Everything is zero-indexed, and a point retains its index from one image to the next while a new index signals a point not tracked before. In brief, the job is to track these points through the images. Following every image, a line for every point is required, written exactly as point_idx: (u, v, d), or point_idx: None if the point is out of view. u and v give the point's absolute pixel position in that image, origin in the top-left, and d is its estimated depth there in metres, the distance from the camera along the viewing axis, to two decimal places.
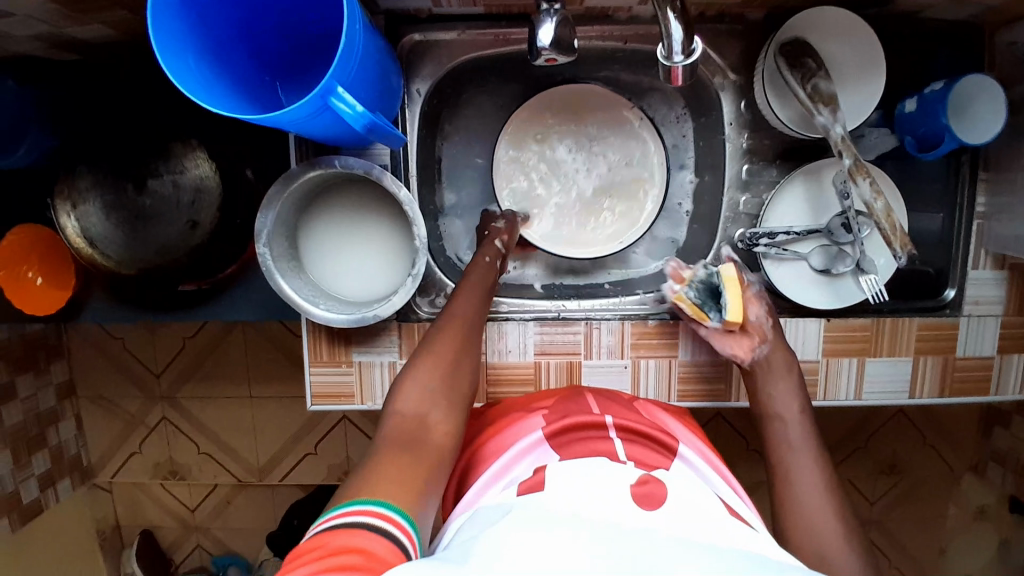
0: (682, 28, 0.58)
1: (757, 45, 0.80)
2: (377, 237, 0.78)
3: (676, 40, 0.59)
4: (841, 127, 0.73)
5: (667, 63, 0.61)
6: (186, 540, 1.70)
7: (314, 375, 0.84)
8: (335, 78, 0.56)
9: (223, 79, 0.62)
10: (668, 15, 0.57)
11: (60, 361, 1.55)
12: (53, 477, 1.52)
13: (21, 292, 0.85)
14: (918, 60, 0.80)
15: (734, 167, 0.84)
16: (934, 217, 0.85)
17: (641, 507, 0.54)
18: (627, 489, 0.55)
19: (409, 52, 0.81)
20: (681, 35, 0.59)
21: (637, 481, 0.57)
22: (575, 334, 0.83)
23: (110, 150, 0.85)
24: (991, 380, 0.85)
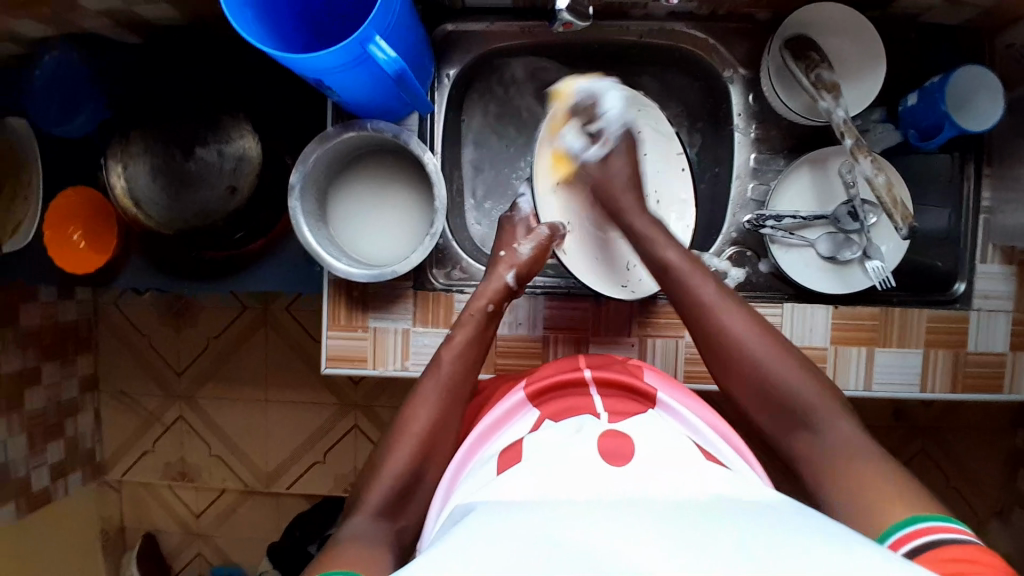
0: None
1: (764, 43, 0.86)
2: (400, 205, 0.83)
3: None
4: (843, 112, 0.78)
5: None
6: (187, 547, 1.66)
7: (332, 337, 0.86)
8: (374, 28, 0.62)
9: (274, 41, 0.68)
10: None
11: (86, 354, 1.59)
12: (65, 468, 1.53)
13: (65, 251, 0.90)
14: (917, 62, 0.85)
15: (742, 156, 0.88)
16: (940, 212, 0.87)
17: (609, 465, 0.58)
18: (596, 445, 0.60)
19: (443, 40, 0.88)
20: None
21: (605, 435, 0.62)
22: (585, 308, 0.86)
23: (163, 120, 0.92)
24: (1005, 378, 0.84)
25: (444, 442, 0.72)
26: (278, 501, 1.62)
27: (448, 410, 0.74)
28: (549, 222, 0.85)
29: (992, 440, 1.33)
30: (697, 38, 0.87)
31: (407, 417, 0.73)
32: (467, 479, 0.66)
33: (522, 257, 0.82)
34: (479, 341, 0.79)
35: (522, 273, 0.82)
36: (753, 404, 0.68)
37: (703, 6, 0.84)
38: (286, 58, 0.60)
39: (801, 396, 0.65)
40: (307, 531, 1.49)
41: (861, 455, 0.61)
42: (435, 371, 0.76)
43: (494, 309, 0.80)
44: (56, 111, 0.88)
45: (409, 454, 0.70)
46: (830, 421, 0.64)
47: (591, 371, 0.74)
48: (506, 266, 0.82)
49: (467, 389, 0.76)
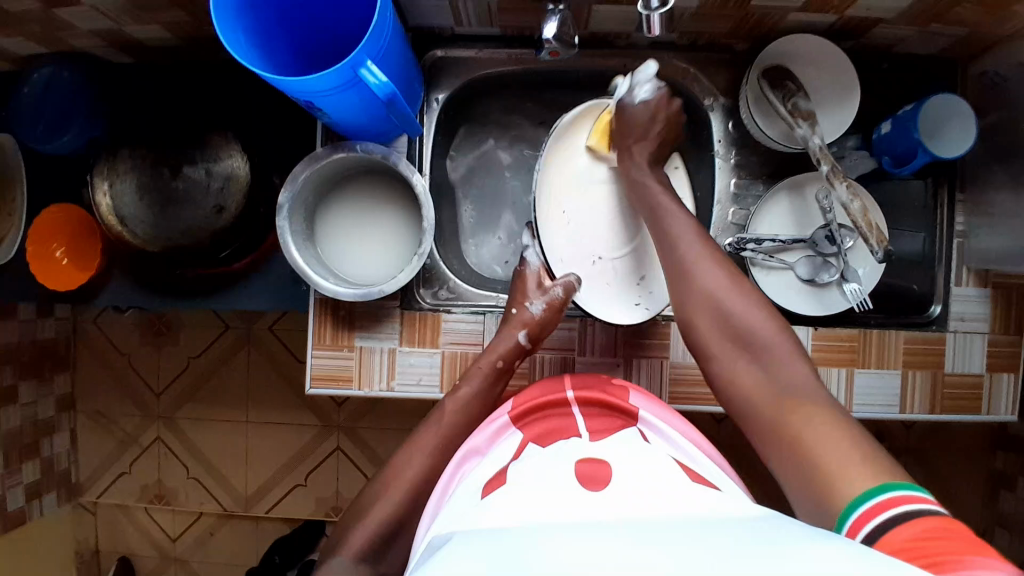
0: None
1: (743, 73, 0.89)
2: (388, 227, 0.84)
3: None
4: (819, 139, 0.80)
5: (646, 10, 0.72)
6: (164, 572, 1.62)
7: (316, 357, 0.86)
8: (365, 53, 0.64)
9: (265, 63, 0.69)
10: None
11: (65, 373, 1.57)
12: (40, 489, 1.49)
13: (48, 268, 0.90)
14: (889, 93, 0.88)
15: (723, 181, 0.90)
16: (915, 237, 0.89)
17: (586, 490, 0.59)
18: (575, 472, 0.61)
19: (431, 66, 0.90)
20: None
21: (583, 462, 0.62)
22: (570, 329, 0.87)
23: (152, 139, 0.92)
24: (982, 398, 0.85)
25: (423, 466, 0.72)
26: (259, 525, 1.59)
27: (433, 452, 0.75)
28: (564, 283, 0.84)
29: (970, 461, 1.35)
30: (679, 67, 0.89)
31: (401, 460, 0.75)
32: (449, 504, 0.67)
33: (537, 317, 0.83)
34: (486, 394, 0.81)
35: (534, 333, 0.83)
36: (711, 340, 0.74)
37: (684, 35, 0.86)
38: (279, 82, 0.61)
39: (743, 315, 0.72)
40: (287, 556, 1.48)
41: (800, 392, 0.67)
42: (435, 421, 0.79)
43: (503, 366, 0.82)
44: (43, 129, 0.88)
45: (396, 492, 0.73)
46: (782, 364, 0.70)
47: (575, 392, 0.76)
48: (518, 326, 0.83)
49: (459, 437, 0.78)
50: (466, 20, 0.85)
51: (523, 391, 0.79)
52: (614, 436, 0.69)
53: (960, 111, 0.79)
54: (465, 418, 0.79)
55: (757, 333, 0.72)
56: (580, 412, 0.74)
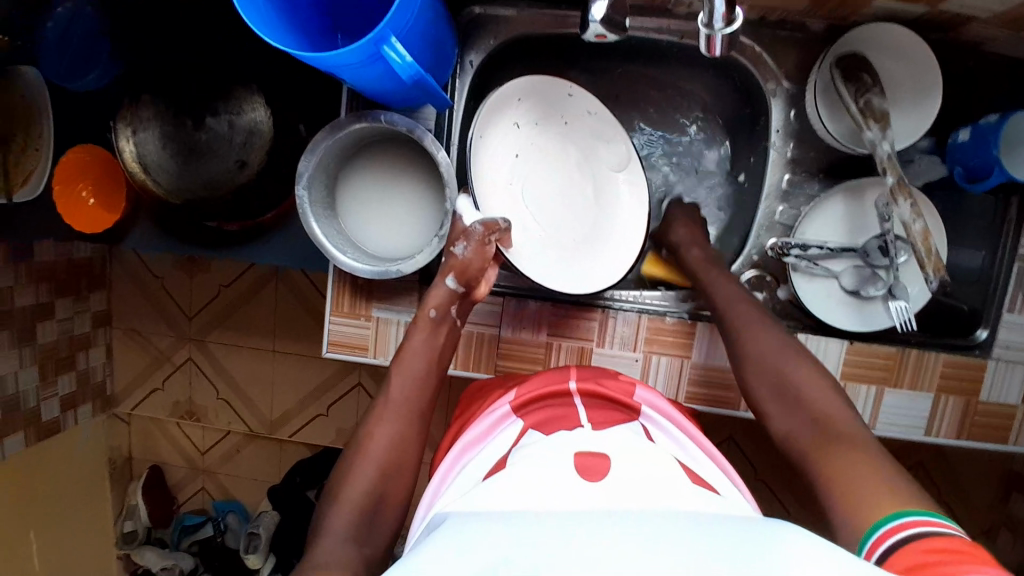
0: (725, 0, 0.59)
1: (813, 56, 0.80)
2: (411, 202, 0.80)
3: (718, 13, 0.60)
4: (888, 146, 0.73)
5: (707, 31, 0.62)
6: (192, 482, 1.72)
7: (334, 323, 0.86)
8: (391, 27, 0.58)
9: (287, 22, 0.64)
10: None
11: (100, 291, 1.61)
12: (76, 400, 1.57)
13: (74, 208, 0.90)
14: (973, 94, 0.79)
15: (774, 176, 0.84)
16: (974, 254, 0.83)
17: (582, 479, 0.58)
18: (570, 461, 0.60)
19: (469, 24, 0.83)
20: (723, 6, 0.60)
21: (580, 454, 0.61)
22: (591, 320, 0.84)
23: (176, 86, 0.90)
24: (1013, 430, 0.82)
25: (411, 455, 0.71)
26: (281, 449, 1.67)
27: (402, 423, 0.72)
28: (482, 218, 0.75)
29: (991, 462, 1.32)
30: (742, 44, 0.81)
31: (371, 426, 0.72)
32: (449, 491, 0.67)
33: (462, 258, 0.77)
34: (432, 345, 0.77)
35: (462, 275, 0.77)
36: (760, 383, 0.70)
37: (752, 9, 0.78)
38: (295, 55, 0.57)
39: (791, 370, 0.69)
40: (307, 479, 1.57)
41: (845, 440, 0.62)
42: (400, 371, 0.75)
43: (438, 316, 0.78)
44: (63, 66, 0.84)
45: (375, 455, 0.69)
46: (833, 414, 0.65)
47: (576, 383, 0.75)
48: (447, 270, 0.78)
49: (423, 406, 0.74)
50: None
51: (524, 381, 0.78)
52: (616, 428, 0.68)
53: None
54: (423, 379, 0.75)
55: (806, 385, 0.68)
56: (582, 403, 0.73)
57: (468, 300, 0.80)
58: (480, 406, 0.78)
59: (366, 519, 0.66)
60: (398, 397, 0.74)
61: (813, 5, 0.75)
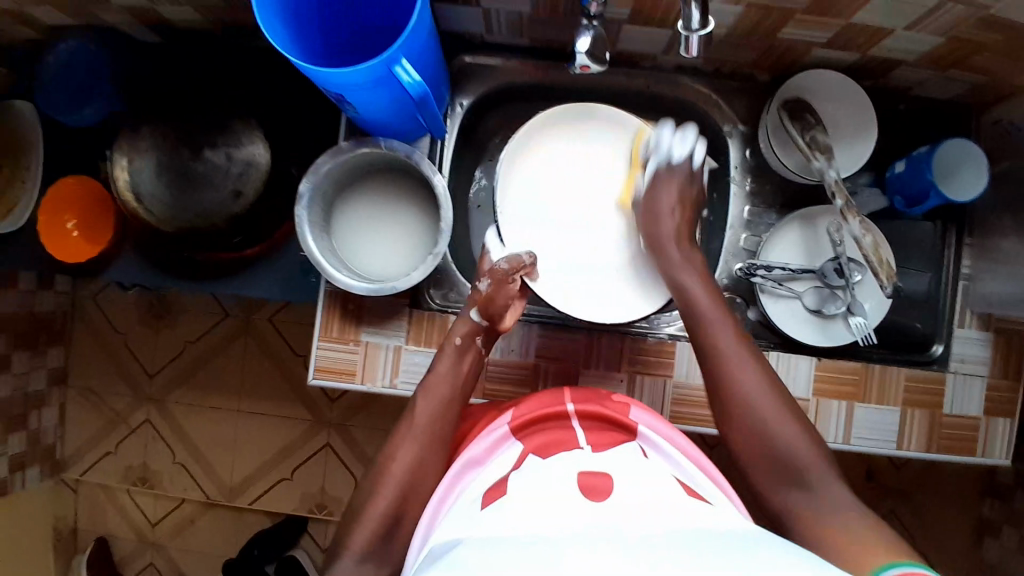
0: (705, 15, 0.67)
1: (763, 103, 0.91)
2: (402, 227, 0.84)
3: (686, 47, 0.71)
4: (835, 173, 0.81)
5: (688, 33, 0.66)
6: (140, 556, 1.59)
7: (321, 349, 0.86)
8: (401, 51, 0.64)
9: (300, 49, 0.69)
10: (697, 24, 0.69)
11: (58, 347, 1.56)
12: (24, 461, 1.47)
13: (58, 238, 0.90)
14: (904, 135, 0.90)
15: (737, 207, 0.91)
16: (922, 276, 0.90)
17: (588, 499, 0.59)
18: (576, 481, 0.61)
19: (459, 70, 0.91)
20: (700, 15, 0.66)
21: (584, 476, 0.62)
22: (575, 342, 0.87)
23: (175, 119, 0.91)
24: (977, 441, 0.86)
25: (431, 481, 0.72)
26: (241, 517, 1.58)
27: (426, 447, 0.73)
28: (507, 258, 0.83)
29: (959, 506, 1.36)
30: (703, 92, 0.91)
31: (390, 452, 0.74)
32: (450, 516, 0.65)
33: (485, 292, 0.81)
34: (456, 372, 0.79)
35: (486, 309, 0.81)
36: (746, 451, 0.69)
37: (710, 61, 0.88)
38: (313, 72, 0.62)
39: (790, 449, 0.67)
40: (267, 552, 1.50)
41: (841, 519, 0.63)
42: (408, 423, 0.75)
43: (463, 343, 0.80)
44: (67, 99, 0.89)
45: (401, 474, 0.72)
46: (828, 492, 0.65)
47: (574, 405, 0.76)
48: (471, 304, 0.82)
49: (446, 429, 0.76)
50: (497, 30, 0.86)
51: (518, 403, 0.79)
52: (618, 449, 0.69)
53: (979, 173, 0.80)
54: (448, 407, 0.77)
55: (797, 450, 0.67)
56: (580, 425, 0.74)
57: (494, 332, 0.83)
58: (476, 427, 0.77)
59: (372, 557, 0.68)
60: (424, 425, 0.75)
61: (762, 58, 0.86)
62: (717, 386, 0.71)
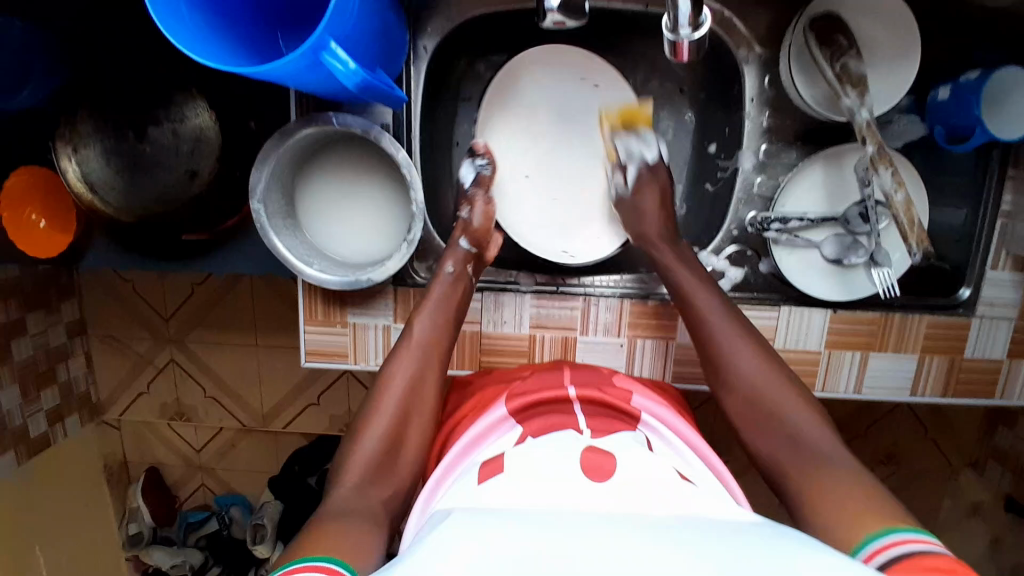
0: (690, 1, 0.55)
1: (784, 17, 0.76)
2: (371, 207, 0.77)
3: (684, 14, 0.56)
4: (867, 112, 0.69)
5: (672, 36, 0.57)
6: (191, 479, 1.63)
7: (309, 333, 0.84)
8: (328, 32, 0.54)
9: (220, 28, 0.58)
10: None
11: (71, 300, 1.46)
12: (62, 413, 1.45)
13: (25, 233, 0.84)
14: (951, 47, 0.76)
15: (752, 146, 0.80)
16: (956, 213, 0.81)
17: (587, 478, 0.55)
18: (577, 459, 0.57)
19: (417, 5, 0.77)
20: (689, 7, 0.56)
21: (586, 450, 0.58)
22: (572, 309, 0.82)
23: (109, 99, 0.83)
24: (998, 384, 0.83)
25: (428, 398, 0.70)
26: (278, 440, 1.58)
27: (425, 361, 0.71)
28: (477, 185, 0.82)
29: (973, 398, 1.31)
30: (712, 8, 0.76)
31: (388, 371, 0.70)
32: (446, 495, 0.59)
33: (468, 220, 0.80)
34: (448, 298, 0.76)
35: (475, 236, 0.80)
36: (764, 439, 0.65)
37: None
38: (234, 71, 0.52)
39: (803, 434, 0.63)
40: (305, 465, 1.50)
41: (837, 474, 0.58)
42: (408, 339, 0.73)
43: (455, 272, 0.77)
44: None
45: (402, 378, 0.70)
46: (829, 456, 0.61)
47: (575, 389, 0.69)
48: (458, 231, 0.79)
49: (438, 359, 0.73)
50: None
51: (519, 382, 0.73)
52: (618, 434, 0.63)
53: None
54: (439, 339, 0.74)
55: (806, 429, 0.64)
56: (582, 410, 0.67)
57: (481, 261, 0.81)
58: (471, 408, 0.72)
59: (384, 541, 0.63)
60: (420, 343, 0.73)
61: None
62: (722, 372, 0.70)
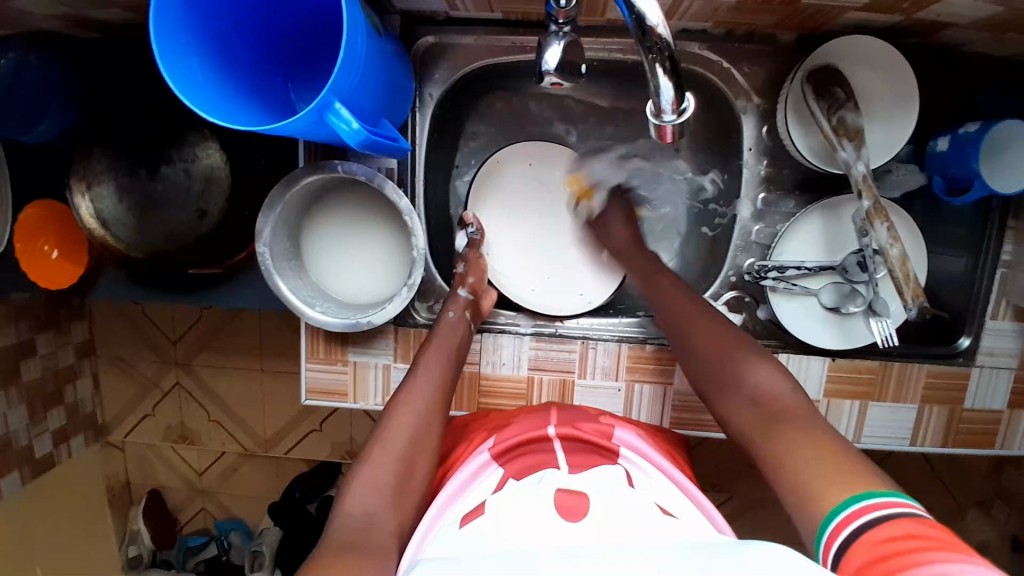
0: (674, 85, 0.51)
1: (782, 68, 0.77)
2: (372, 248, 0.78)
3: (666, 99, 0.51)
4: (862, 166, 0.71)
5: (657, 121, 0.54)
6: (192, 503, 1.62)
7: (310, 370, 0.84)
8: (334, 92, 0.55)
9: (230, 80, 0.60)
10: (657, 71, 0.49)
11: (80, 321, 1.48)
12: (67, 433, 1.46)
13: (37, 264, 0.84)
14: (947, 100, 0.77)
15: (750, 194, 0.81)
16: (956, 261, 0.82)
17: (563, 520, 0.54)
18: (552, 499, 0.56)
19: (423, 54, 0.79)
20: (673, 93, 0.51)
21: (563, 492, 0.58)
22: (570, 352, 0.82)
23: (124, 136, 0.86)
24: (998, 434, 0.82)
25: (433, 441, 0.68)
26: (280, 465, 1.57)
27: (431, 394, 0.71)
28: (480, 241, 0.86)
29: None
30: (711, 60, 0.77)
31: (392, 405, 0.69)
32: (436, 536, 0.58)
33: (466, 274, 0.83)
34: (447, 334, 0.77)
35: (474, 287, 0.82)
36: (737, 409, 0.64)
37: (718, 24, 0.75)
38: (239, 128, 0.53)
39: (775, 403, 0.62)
40: (307, 492, 1.50)
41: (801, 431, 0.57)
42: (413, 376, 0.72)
43: (454, 316, 0.79)
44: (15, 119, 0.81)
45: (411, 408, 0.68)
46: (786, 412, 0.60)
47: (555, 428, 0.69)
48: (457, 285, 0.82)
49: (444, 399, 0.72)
50: (462, 6, 0.73)
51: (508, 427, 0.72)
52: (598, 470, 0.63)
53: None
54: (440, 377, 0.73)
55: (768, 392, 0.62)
56: (562, 450, 0.67)
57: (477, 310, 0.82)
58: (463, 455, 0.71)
59: None
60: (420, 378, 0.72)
61: (782, 19, 0.72)
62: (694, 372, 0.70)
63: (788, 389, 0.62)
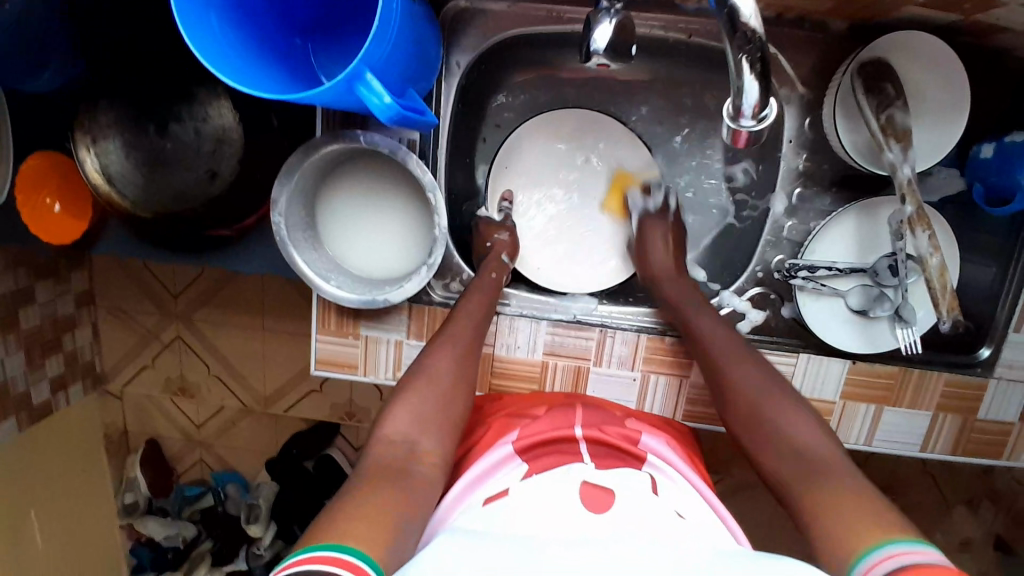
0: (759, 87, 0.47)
1: (830, 60, 0.74)
2: (391, 221, 0.75)
3: (750, 102, 0.48)
4: (908, 169, 0.68)
5: (733, 124, 0.50)
6: (190, 454, 1.62)
7: (321, 342, 0.83)
8: (365, 62, 0.52)
9: (251, 42, 0.57)
10: (744, 68, 0.46)
11: (80, 270, 1.45)
12: (65, 381, 1.44)
13: (40, 218, 0.82)
14: (997, 105, 0.74)
15: (785, 189, 0.79)
16: (984, 270, 0.79)
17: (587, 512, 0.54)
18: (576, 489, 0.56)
19: (454, 18, 0.76)
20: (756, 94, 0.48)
21: (586, 486, 0.57)
22: (588, 339, 0.81)
23: (132, 89, 0.82)
24: (1008, 445, 0.82)
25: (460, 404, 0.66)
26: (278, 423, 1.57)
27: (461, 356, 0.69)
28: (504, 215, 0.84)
29: None
30: None
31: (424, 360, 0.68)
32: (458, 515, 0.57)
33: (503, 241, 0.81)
34: (483, 299, 0.75)
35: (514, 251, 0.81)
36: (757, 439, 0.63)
37: (769, 7, 0.70)
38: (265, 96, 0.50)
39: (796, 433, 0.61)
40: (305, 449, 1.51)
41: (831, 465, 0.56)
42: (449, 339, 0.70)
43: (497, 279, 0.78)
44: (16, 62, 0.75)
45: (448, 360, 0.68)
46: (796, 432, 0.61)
47: (582, 429, 0.67)
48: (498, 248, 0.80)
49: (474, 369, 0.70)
50: None
51: (530, 420, 0.71)
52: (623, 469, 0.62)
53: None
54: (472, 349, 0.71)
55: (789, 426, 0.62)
56: (588, 450, 0.65)
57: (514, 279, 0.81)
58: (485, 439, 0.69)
59: None
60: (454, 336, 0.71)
61: (838, 7, 0.68)
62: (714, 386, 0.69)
63: (821, 438, 0.60)
